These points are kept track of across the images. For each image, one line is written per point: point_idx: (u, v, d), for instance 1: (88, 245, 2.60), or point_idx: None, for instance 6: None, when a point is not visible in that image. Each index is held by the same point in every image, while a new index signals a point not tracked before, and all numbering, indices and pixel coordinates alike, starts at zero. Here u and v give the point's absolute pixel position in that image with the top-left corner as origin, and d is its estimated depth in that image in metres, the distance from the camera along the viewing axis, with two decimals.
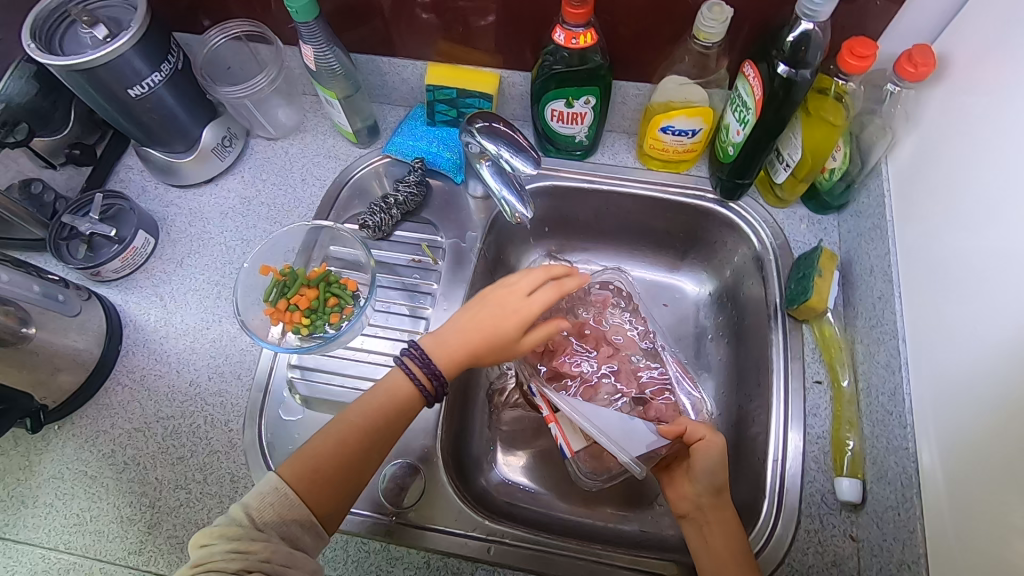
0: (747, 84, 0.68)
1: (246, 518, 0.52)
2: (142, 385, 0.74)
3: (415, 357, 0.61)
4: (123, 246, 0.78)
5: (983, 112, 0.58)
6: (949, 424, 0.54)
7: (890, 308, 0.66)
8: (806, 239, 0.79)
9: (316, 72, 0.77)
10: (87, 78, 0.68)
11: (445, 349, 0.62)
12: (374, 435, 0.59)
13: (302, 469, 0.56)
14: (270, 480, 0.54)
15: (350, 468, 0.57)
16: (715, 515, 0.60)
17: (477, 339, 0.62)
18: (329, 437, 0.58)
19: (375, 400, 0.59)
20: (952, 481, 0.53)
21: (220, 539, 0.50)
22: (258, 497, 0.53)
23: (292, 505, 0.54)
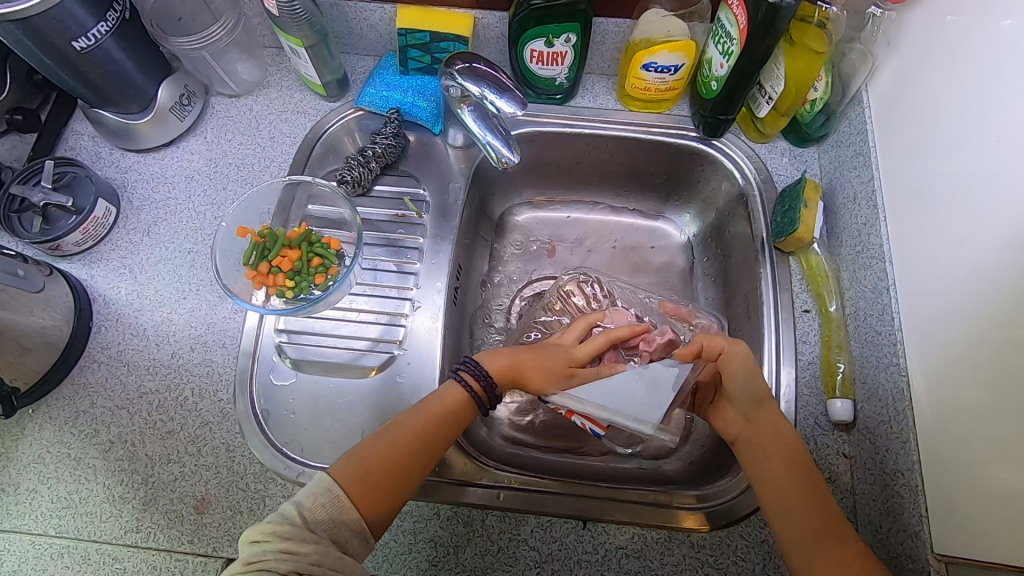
0: (730, 14, 0.67)
1: (298, 518, 0.50)
2: (119, 361, 0.70)
3: (470, 368, 0.61)
4: (83, 217, 0.73)
5: (965, 31, 0.58)
6: (939, 339, 0.56)
7: (877, 233, 0.67)
8: (789, 172, 0.80)
9: (278, 18, 0.72)
10: (25, 30, 0.61)
11: (497, 363, 0.62)
12: (428, 439, 0.58)
13: (354, 469, 0.55)
14: (321, 479, 0.54)
15: (402, 470, 0.56)
16: (760, 417, 0.60)
17: (528, 354, 0.63)
18: (382, 439, 0.57)
19: (433, 404, 0.59)
20: (943, 392, 0.55)
21: (274, 537, 0.48)
22: (310, 496, 0.52)
23: (342, 508, 0.53)
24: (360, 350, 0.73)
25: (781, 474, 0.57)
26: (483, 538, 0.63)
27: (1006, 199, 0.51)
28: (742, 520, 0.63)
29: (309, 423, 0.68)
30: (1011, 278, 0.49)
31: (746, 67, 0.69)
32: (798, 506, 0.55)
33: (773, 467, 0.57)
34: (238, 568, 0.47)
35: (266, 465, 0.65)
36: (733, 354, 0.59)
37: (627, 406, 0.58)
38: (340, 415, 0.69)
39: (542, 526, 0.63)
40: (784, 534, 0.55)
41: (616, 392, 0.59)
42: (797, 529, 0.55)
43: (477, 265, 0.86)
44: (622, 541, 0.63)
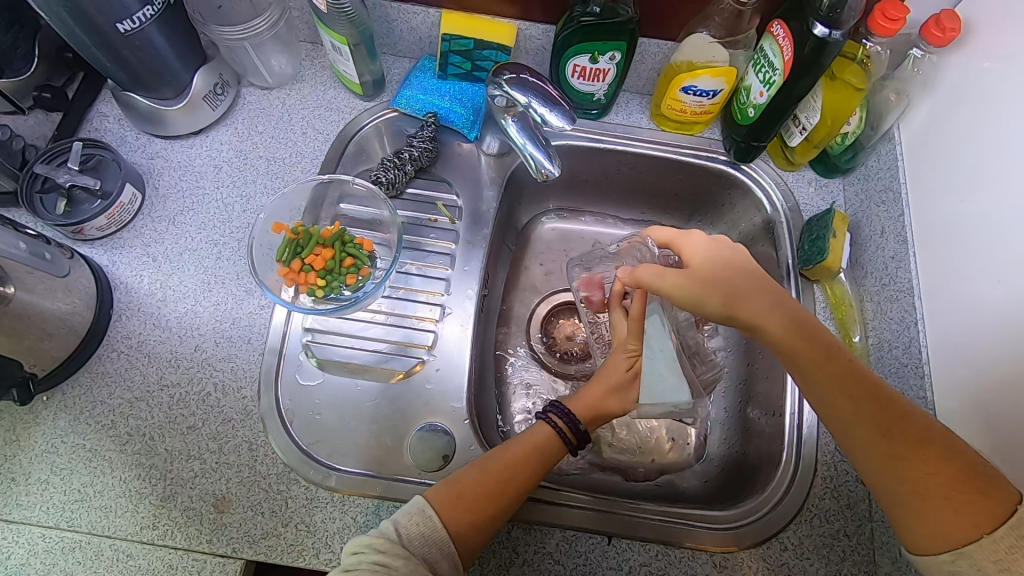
0: (775, 44, 0.69)
1: (394, 534, 0.52)
2: (140, 351, 0.69)
3: (557, 410, 0.62)
4: (109, 202, 0.71)
5: (1004, 80, 0.60)
6: (969, 375, 0.58)
7: (905, 267, 0.68)
8: (815, 202, 0.81)
9: (324, 14, 0.72)
10: (69, 8, 0.60)
11: (582, 403, 0.63)
12: (520, 467, 0.58)
13: (448, 495, 0.55)
14: (418, 502, 0.55)
15: (494, 495, 0.56)
16: (747, 314, 0.57)
17: (596, 377, 0.65)
18: (473, 467, 0.58)
19: (522, 436, 0.60)
20: (975, 430, 0.57)
21: (370, 549, 0.50)
22: (406, 515, 0.54)
23: (435, 528, 0.53)
24: (386, 353, 0.72)
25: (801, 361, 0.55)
26: (507, 550, 0.63)
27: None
28: (761, 543, 0.64)
29: (335, 426, 0.67)
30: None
31: (784, 99, 0.71)
32: (837, 405, 0.54)
33: (802, 369, 0.55)
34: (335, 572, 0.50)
35: (290, 466, 0.64)
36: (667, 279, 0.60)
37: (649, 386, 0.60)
38: (366, 419, 0.68)
39: (566, 541, 0.63)
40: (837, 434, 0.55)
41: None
42: (842, 429, 0.54)
43: (500, 274, 0.86)
44: (645, 559, 0.63)
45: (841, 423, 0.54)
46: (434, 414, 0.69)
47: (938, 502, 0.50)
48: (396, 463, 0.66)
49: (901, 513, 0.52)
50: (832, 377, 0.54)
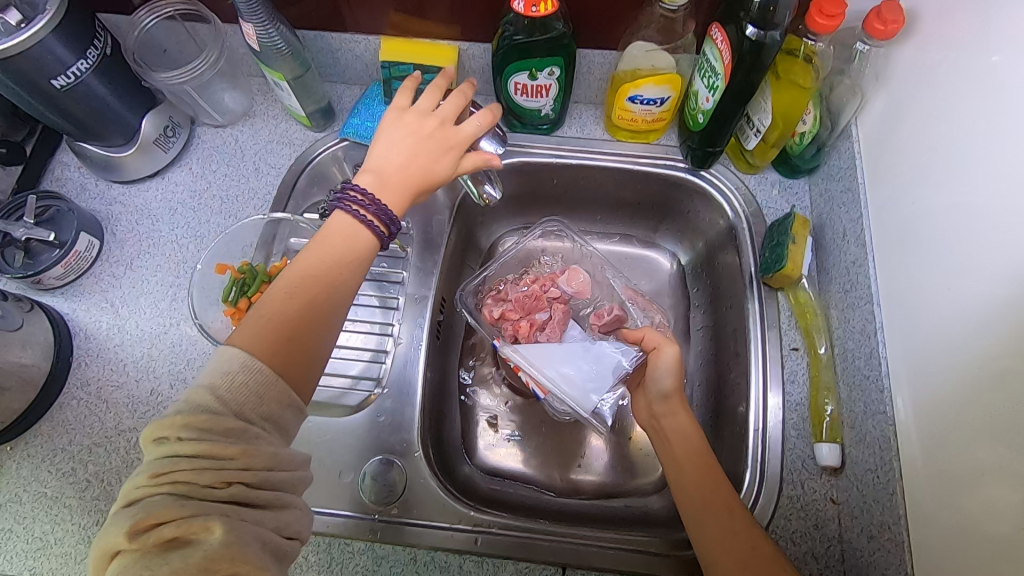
0: (715, 48, 0.66)
1: (214, 402, 0.44)
2: (99, 398, 0.70)
3: (353, 196, 0.56)
4: (65, 251, 0.73)
5: (955, 70, 0.56)
6: (940, 382, 0.53)
7: (865, 273, 0.65)
8: (779, 205, 0.78)
9: (260, 53, 0.72)
10: (3, 69, 0.61)
11: (388, 193, 0.57)
12: (334, 269, 0.53)
13: (269, 349, 0.48)
14: (234, 357, 0.47)
15: (313, 306, 0.51)
16: (667, 417, 0.64)
17: (421, 176, 0.58)
18: (278, 296, 0.51)
19: (331, 240, 0.54)
20: (947, 443, 0.51)
21: (186, 430, 0.42)
22: (226, 376, 0.45)
23: (265, 371, 0.47)
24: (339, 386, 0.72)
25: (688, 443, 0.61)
26: None
27: (1007, 235, 0.49)
28: None
29: None
30: (1014, 315, 0.46)
31: (732, 104, 0.68)
32: (688, 468, 0.60)
33: (671, 452, 0.62)
34: (145, 482, 0.41)
35: None
36: (664, 352, 0.65)
37: (565, 382, 0.71)
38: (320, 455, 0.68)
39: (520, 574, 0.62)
40: (682, 502, 0.59)
41: (543, 352, 0.73)
42: (692, 501, 0.58)
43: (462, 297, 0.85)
44: None
45: (690, 499, 0.59)
46: (387, 448, 0.68)
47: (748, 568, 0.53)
48: (349, 499, 0.66)
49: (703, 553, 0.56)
50: (693, 456, 0.61)
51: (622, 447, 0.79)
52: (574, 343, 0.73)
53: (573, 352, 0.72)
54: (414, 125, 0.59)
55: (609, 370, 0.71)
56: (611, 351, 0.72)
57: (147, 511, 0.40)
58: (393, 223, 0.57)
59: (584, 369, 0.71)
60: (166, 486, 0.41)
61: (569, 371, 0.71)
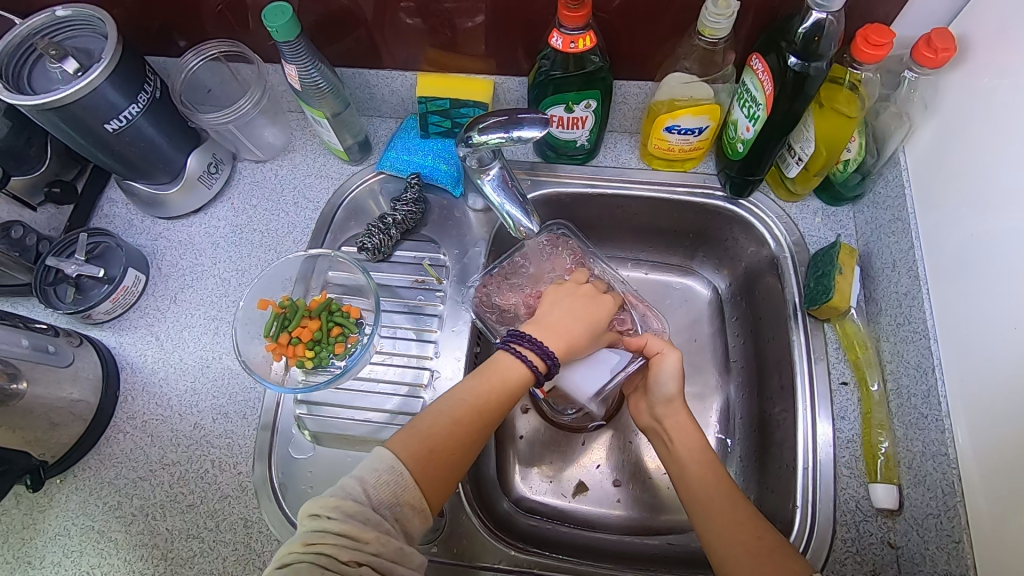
0: (755, 78, 0.65)
1: (362, 494, 0.49)
2: (144, 431, 0.71)
3: (525, 341, 0.63)
4: (113, 286, 0.74)
5: (1014, 98, 0.54)
6: (1011, 427, 0.50)
7: (919, 306, 0.63)
8: (822, 234, 0.76)
9: (302, 92, 0.73)
10: (61, 115, 0.64)
11: (554, 338, 0.65)
12: (488, 410, 0.59)
13: (418, 450, 0.54)
14: (384, 457, 0.52)
15: (467, 437, 0.57)
16: (672, 422, 0.64)
17: (581, 328, 0.67)
18: (441, 417, 0.57)
19: (490, 378, 0.61)
20: (1021, 494, 0.48)
21: (335, 514, 0.47)
22: (374, 474, 0.51)
23: (407, 485, 0.51)
24: (377, 421, 0.71)
25: (688, 441, 0.62)
26: None
27: None
28: None
29: None
30: None
31: (772, 132, 0.67)
32: (694, 469, 0.60)
33: (680, 454, 0.62)
34: (298, 547, 0.46)
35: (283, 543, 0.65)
36: (665, 358, 0.65)
37: (567, 382, 0.68)
38: None
39: None
40: (689, 498, 0.59)
41: None
42: (698, 501, 0.58)
43: None
44: None
45: (695, 494, 0.58)
46: None
47: (758, 560, 0.52)
48: None
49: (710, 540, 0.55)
50: (695, 456, 0.61)
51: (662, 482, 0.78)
52: (576, 342, 0.71)
53: (577, 351, 0.69)
54: (586, 294, 0.70)
55: (606, 372, 0.68)
56: (610, 352, 0.69)
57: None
58: (554, 360, 0.63)
59: (586, 369, 0.69)
60: (311, 556, 0.45)
61: (570, 371, 0.69)
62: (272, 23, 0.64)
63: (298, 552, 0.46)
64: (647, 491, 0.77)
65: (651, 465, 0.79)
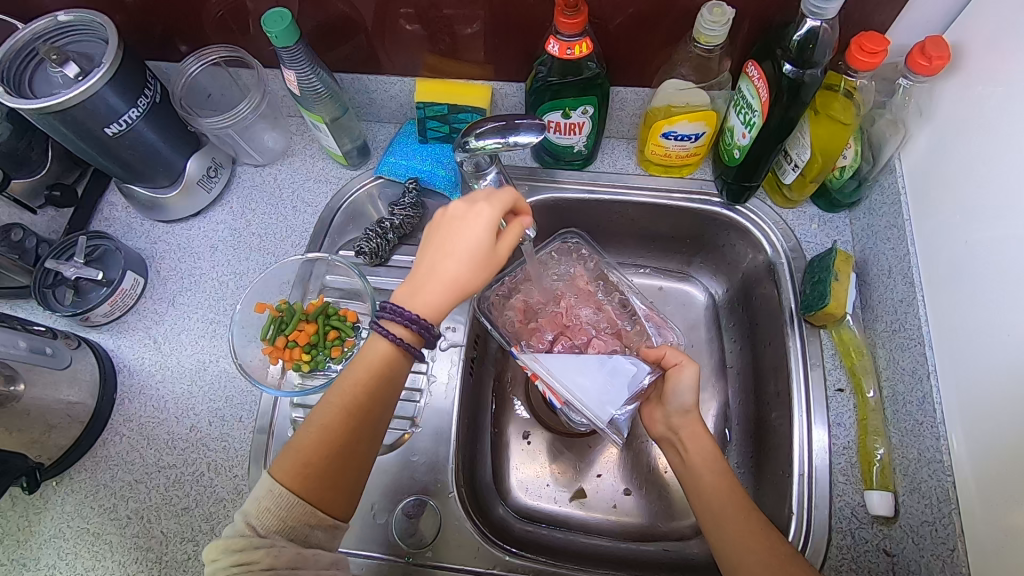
0: (751, 85, 0.65)
1: (246, 526, 0.48)
2: (141, 434, 0.71)
3: (390, 315, 0.55)
4: (111, 289, 0.75)
5: (1007, 106, 0.54)
6: (1005, 435, 0.50)
7: (914, 313, 0.63)
8: (819, 240, 0.76)
9: (300, 97, 0.74)
10: (61, 119, 0.64)
11: (426, 294, 0.56)
12: (361, 406, 0.53)
13: (292, 467, 0.51)
14: (262, 485, 0.50)
15: (344, 440, 0.52)
16: (687, 432, 0.62)
17: (464, 271, 0.56)
18: (313, 425, 0.52)
19: (354, 372, 0.54)
20: (1015, 502, 0.48)
21: (225, 553, 0.47)
22: (255, 503, 0.49)
23: (288, 507, 0.49)
24: None
25: (702, 447, 0.61)
26: None
27: None
28: None
29: None
30: None
31: (767, 139, 0.67)
32: (708, 479, 0.59)
33: (693, 461, 0.61)
34: None
35: None
36: (685, 369, 0.62)
37: (582, 394, 0.65)
38: None
39: None
40: (700, 507, 0.58)
41: (564, 361, 0.67)
42: (710, 509, 0.57)
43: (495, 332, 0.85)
44: None
45: (707, 502, 0.58)
46: (420, 487, 0.68)
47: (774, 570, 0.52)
48: (382, 540, 0.65)
49: (723, 549, 0.55)
50: (709, 463, 0.60)
51: (658, 488, 0.78)
52: (591, 353, 0.68)
53: (593, 363, 0.66)
54: (460, 215, 0.57)
55: (623, 383, 0.65)
56: (627, 363, 0.66)
57: None
58: (424, 326, 0.55)
59: (601, 380, 0.65)
60: None
61: (584, 382, 0.66)
62: (271, 29, 0.64)
63: None
64: (644, 497, 0.77)
65: (647, 470, 0.79)
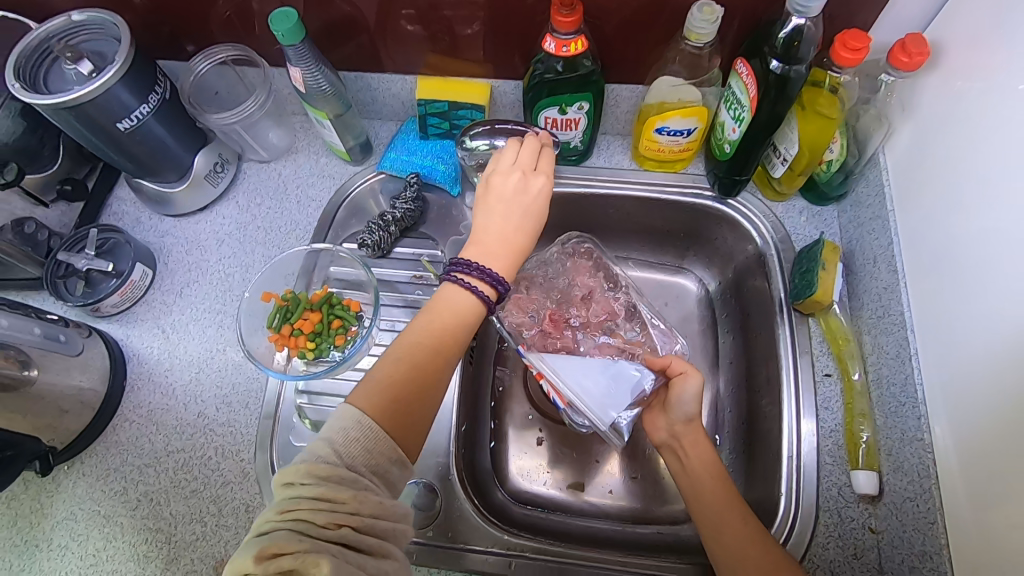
0: (740, 82, 0.67)
1: (331, 455, 0.47)
2: (150, 420, 0.73)
3: (466, 270, 0.58)
4: (121, 280, 0.77)
5: (984, 99, 0.56)
6: (981, 411, 0.52)
7: (897, 299, 0.65)
8: (807, 232, 0.79)
9: (306, 94, 0.76)
10: (75, 115, 0.67)
11: (495, 252, 0.59)
12: (440, 354, 0.56)
13: (379, 402, 0.52)
14: (347, 416, 0.50)
15: (423, 382, 0.54)
16: (689, 439, 0.64)
17: (524, 230, 0.60)
18: (395, 365, 0.54)
19: (435, 317, 0.56)
20: (992, 475, 0.50)
21: (312, 480, 0.45)
22: (340, 432, 0.49)
23: (377, 439, 0.49)
24: None
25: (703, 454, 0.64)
26: None
27: None
28: None
29: None
30: None
31: (756, 131, 0.69)
32: (708, 485, 0.61)
33: (693, 467, 0.63)
34: (274, 516, 0.45)
35: None
36: (690, 378, 0.64)
37: (586, 395, 0.66)
38: None
39: None
40: (701, 512, 0.61)
41: (570, 364, 0.69)
42: (710, 512, 0.60)
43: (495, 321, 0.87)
44: None
45: (707, 507, 0.60)
46: (421, 470, 0.70)
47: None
48: None
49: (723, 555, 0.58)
50: (708, 469, 0.62)
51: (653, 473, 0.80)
52: (597, 358, 0.69)
53: (600, 367, 0.68)
54: (522, 176, 0.61)
55: (627, 388, 0.66)
56: (632, 369, 0.67)
57: (269, 542, 0.43)
58: (505, 286, 0.59)
59: (605, 384, 0.67)
60: (289, 523, 0.44)
61: (589, 384, 0.67)
62: (278, 28, 0.67)
63: (275, 519, 0.44)
64: (639, 482, 0.79)
65: (642, 456, 0.81)
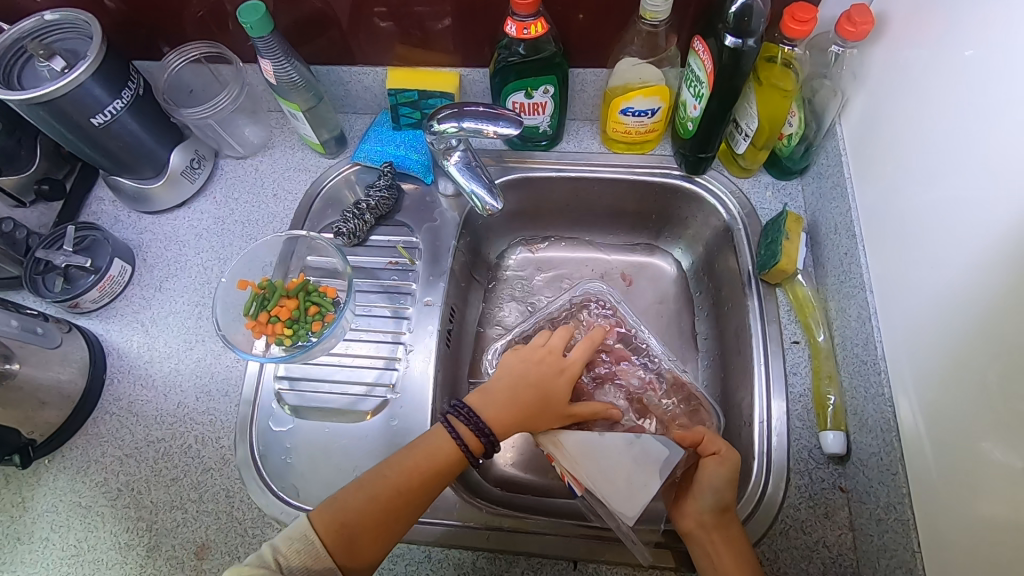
0: (698, 59, 0.70)
1: (273, 562, 0.53)
2: (130, 412, 0.74)
3: (462, 416, 0.60)
4: (100, 276, 0.78)
5: (924, 64, 0.59)
6: (931, 357, 0.54)
7: (857, 262, 0.67)
8: (773, 206, 0.81)
9: (277, 86, 0.78)
10: (48, 110, 0.68)
11: (493, 407, 0.61)
12: (412, 490, 0.58)
13: (331, 519, 0.56)
14: (300, 525, 0.56)
15: (389, 514, 0.57)
16: (722, 535, 0.58)
17: (534, 395, 0.62)
18: (362, 490, 0.57)
19: (417, 455, 0.59)
20: (944, 417, 0.52)
21: None
22: (287, 540, 0.55)
23: (316, 557, 0.54)
24: (357, 394, 0.75)
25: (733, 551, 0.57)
26: None
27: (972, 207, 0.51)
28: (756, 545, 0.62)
29: (307, 469, 0.70)
30: (998, 275, 0.47)
31: (717, 108, 0.71)
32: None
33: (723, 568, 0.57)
34: None
35: (263, 510, 0.67)
36: (724, 459, 0.60)
37: (604, 482, 0.58)
38: (337, 460, 0.70)
39: (532, 568, 0.65)
40: None
41: (588, 448, 0.59)
42: None
43: (471, 311, 0.87)
44: None
45: None
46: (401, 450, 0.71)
47: None
48: None
49: None
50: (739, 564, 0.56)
51: None
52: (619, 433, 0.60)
53: (622, 448, 0.59)
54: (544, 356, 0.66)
55: (653, 469, 0.58)
56: (659, 446, 0.59)
57: None
58: (489, 438, 0.60)
59: (627, 465, 0.58)
60: None
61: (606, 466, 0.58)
62: (246, 20, 0.68)
63: None
64: None
65: None
